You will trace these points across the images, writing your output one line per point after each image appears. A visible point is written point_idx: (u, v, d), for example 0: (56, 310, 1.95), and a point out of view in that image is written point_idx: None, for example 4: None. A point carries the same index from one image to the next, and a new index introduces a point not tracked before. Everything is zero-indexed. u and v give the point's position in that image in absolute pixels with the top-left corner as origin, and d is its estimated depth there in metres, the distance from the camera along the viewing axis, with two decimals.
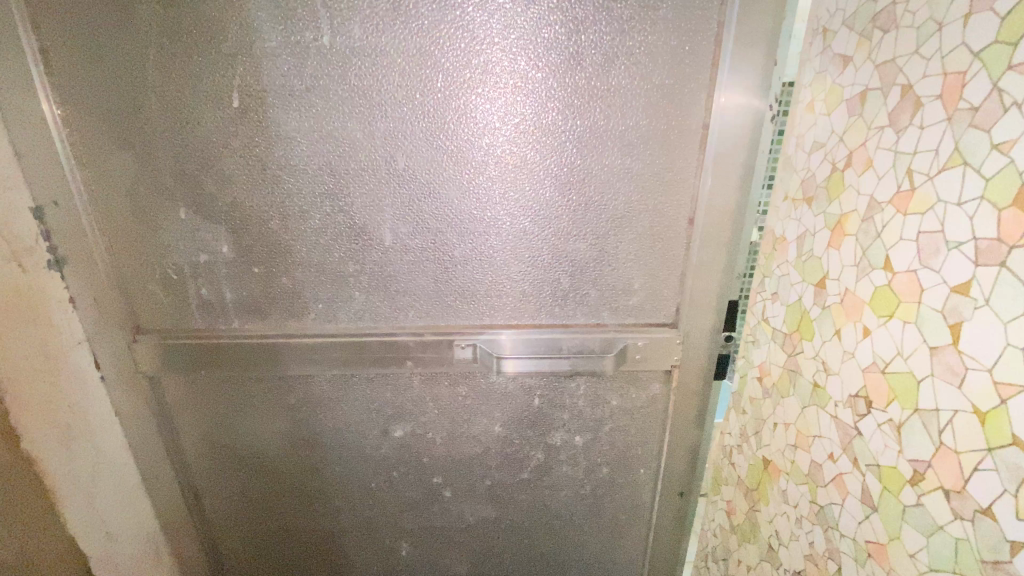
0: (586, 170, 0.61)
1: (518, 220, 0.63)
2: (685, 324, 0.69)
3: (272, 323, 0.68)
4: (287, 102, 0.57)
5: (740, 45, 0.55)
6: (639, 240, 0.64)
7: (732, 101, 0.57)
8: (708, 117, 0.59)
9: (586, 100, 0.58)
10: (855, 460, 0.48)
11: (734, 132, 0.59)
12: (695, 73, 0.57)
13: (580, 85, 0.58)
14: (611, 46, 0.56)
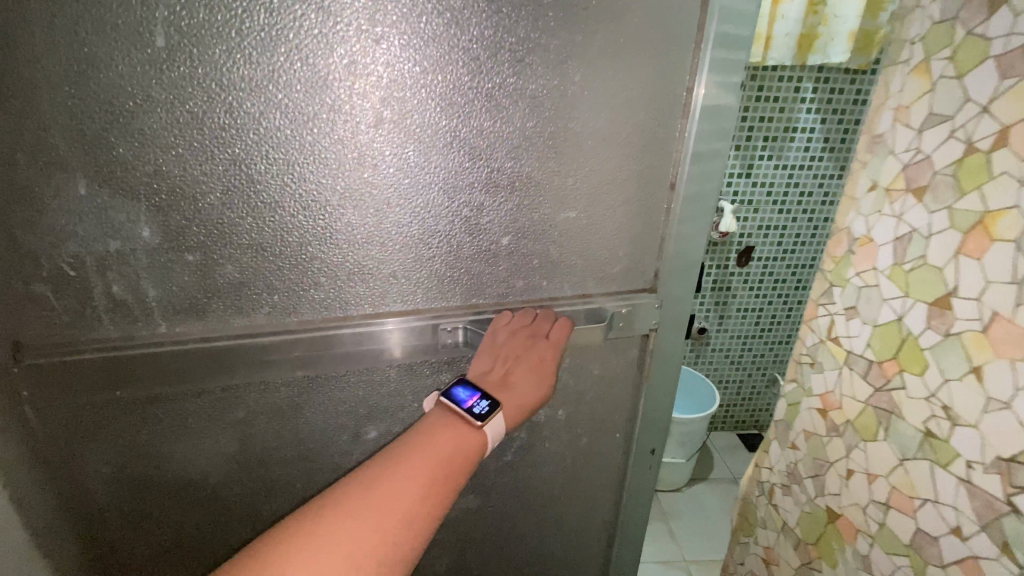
0: (578, 135, 0.58)
1: (508, 188, 0.59)
2: (665, 288, 0.70)
3: (213, 323, 0.56)
4: (234, 41, 0.46)
5: (728, 4, 0.56)
6: (625, 206, 0.64)
7: (717, 65, 0.58)
8: (693, 81, 0.59)
9: (581, 57, 0.55)
10: (1004, 543, 0.70)
11: (716, 97, 0.60)
12: (684, 30, 0.57)
13: (576, 39, 0.54)
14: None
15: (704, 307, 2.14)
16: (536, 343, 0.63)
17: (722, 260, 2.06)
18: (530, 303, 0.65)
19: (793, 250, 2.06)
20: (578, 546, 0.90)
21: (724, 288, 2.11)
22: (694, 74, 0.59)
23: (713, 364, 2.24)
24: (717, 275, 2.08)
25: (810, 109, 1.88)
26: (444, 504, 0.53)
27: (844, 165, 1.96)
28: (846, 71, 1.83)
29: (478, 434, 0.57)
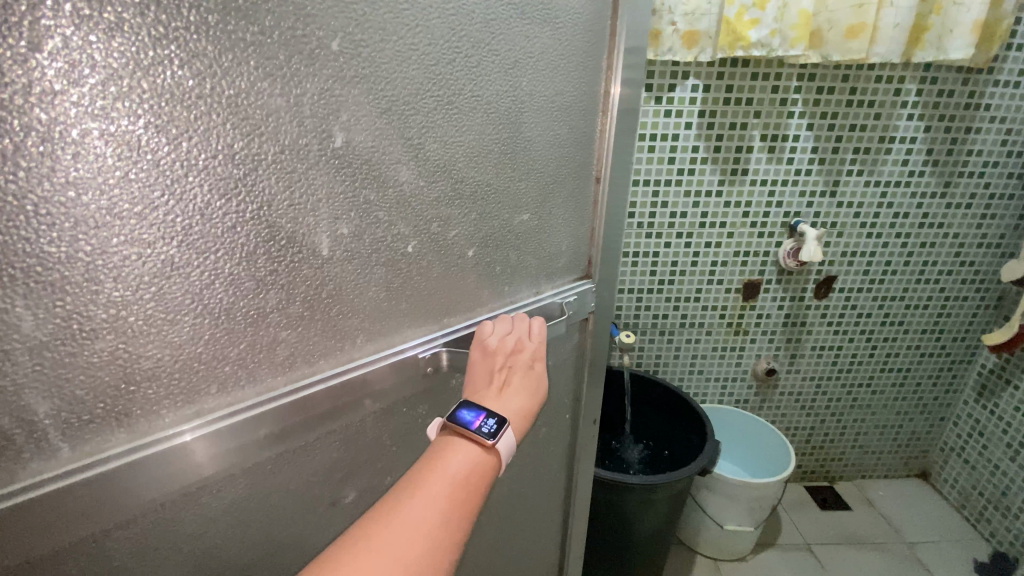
0: (527, 140, 0.60)
1: (470, 198, 0.57)
2: (599, 275, 0.76)
3: (143, 423, 0.41)
4: (155, 41, 0.34)
5: (635, 12, 0.62)
6: (565, 203, 0.68)
7: (627, 67, 0.65)
8: (609, 83, 0.65)
9: (528, 62, 0.56)
10: None
11: (630, 95, 0.66)
12: (599, 33, 0.62)
13: (522, 43, 0.55)
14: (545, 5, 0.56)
15: (773, 344, 1.67)
16: (524, 351, 0.62)
17: (795, 294, 1.59)
18: (495, 312, 0.64)
19: (881, 282, 1.59)
20: (540, 533, 0.93)
21: (796, 322, 1.63)
22: (608, 75, 0.65)
23: (782, 408, 1.77)
24: (786, 311, 1.62)
25: (911, 116, 1.38)
26: (471, 513, 0.48)
27: (950, 181, 1.46)
28: (958, 71, 1.35)
29: (490, 454, 0.52)
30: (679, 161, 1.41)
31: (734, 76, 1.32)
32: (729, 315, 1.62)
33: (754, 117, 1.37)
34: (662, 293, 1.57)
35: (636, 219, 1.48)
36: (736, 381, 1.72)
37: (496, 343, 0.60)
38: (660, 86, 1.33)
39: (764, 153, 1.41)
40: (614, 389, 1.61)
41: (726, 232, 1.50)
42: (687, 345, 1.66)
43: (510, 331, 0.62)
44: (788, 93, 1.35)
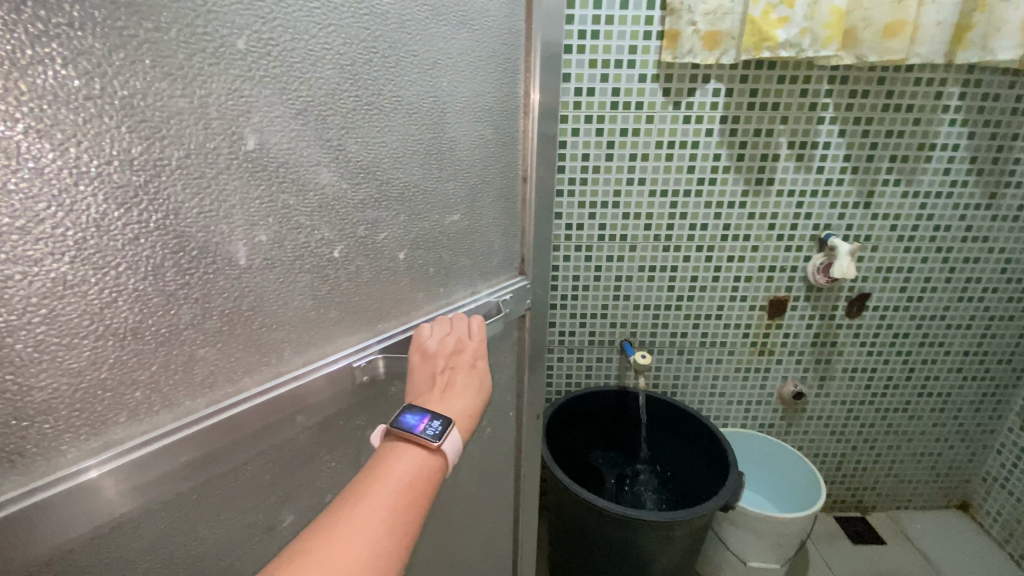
0: (451, 139, 0.60)
1: (397, 200, 0.56)
2: (532, 274, 0.77)
3: (41, 462, 0.37)
4: (32, 37, 0.31)
5: (547, 17, 0.64)
6: (493, 203, 0.69)
7: (544, 71, 0.66)
8: (528, 85, 0.67)
9: (447, 62, 0.57)
10: None
11: (549, 98, 0.68)
12: (514, 36, 0.63)
13: (440, 44, 0.55)
14: (460, 7, 0.56)
15: (802, 365, 1.47)
16: (467, 351, 0.62)
17: (824, 313, 1.41)
18: (432, 314, 0.63)
19: (920, 300, 1.40)
20: (493, 536, 0.93)
21: (826, 342, 1.45)
22: (527, 77, 0.67)
23: (807, 436, 1.58)
24: (815, 331, 1.43)
25: (953, 121, 1.21)
26: (418, 518, 0.47)
27: (996, 192, 1.28)
28: (1004, 72, 1.17)
29: (435, 456, 0.51)
30: (699, 169, 1.25)
31: (758, 79, 1.17)
32: (753, 335, 1.43)
33: (780, 124, 1.21)
34: (681, 310, 1.40)
35: (653, 232, 1.31)
36: (760, 404, 1.52)
37: (438, 343, 0.60)
38: (679, 90, 1.17)
39: (791, 162, 1.25)
40: (626, 414, 1.46)
41: (750, 244, 1.33)
42: (708, 365, 1.47)
43: (451, 330, 0.62)
44: (818, 97, 1.19)
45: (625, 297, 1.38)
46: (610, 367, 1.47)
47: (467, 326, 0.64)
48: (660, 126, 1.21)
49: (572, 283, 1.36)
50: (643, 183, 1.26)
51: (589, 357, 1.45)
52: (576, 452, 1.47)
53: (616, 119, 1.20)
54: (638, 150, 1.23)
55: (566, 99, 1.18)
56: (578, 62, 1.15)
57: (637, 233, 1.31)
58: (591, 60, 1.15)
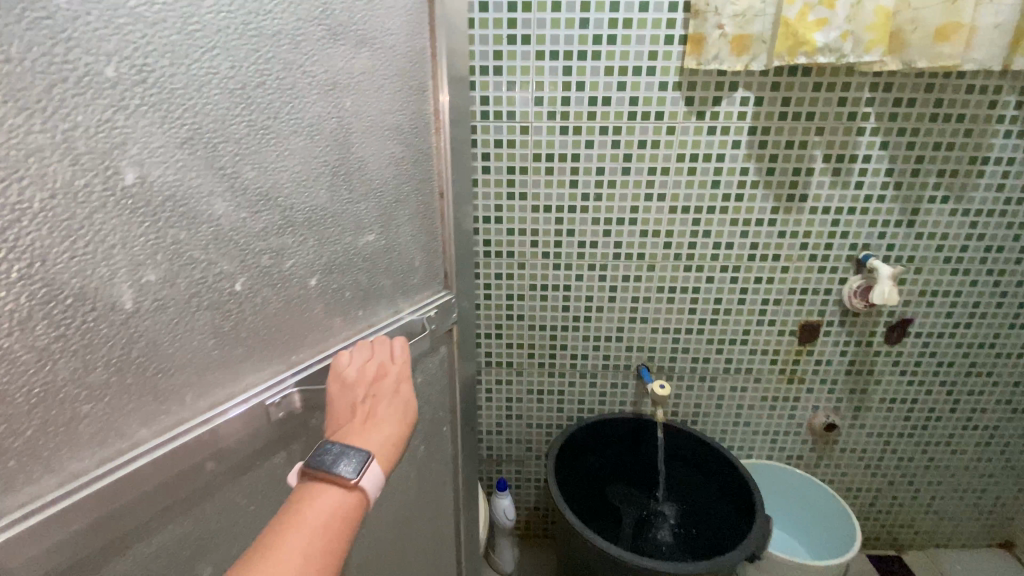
0: (359, 159, 0.58)
1: (305, 225, 0.54)
2: (458, 286, 0.77)
3: None
4: None
5: (448, 35, 0.66)
6: (410, 220, 0.68)
7: (449, 86, 0.68)
8: (437, 101, 0.67)
9: (348, 83, 0.55)
10: None
11: (455, 112, 0.70)
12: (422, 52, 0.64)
13: (339, 64, 0.54)
14: (359, 26, 0.55)
15: (835, 395, 1.35)
16: (389, 374, 0.61)
17: (861, 338, 1.28)
18: (351, 338, 0.62)
19: (967, 327, 1.26)
20: (438, 550, 0.92)
21: (862, 370, 1.31)
22: (435, 93, 0.67)
23: (837, 469, 1.44)
24: (850, 358, 1.30)
25: (1011, 133, 1.08)
26: (336, 560, 0.46)
27: None
28: None
29: (354, 493, 0.49)
30: (724, 183, 1.15)
31: (791, 87, 1.06)
32: (782, 363, 1.32)
33: (816, 134, 1.09)
34: (703, 334, 1.30)
35: (674, 251, 1.21)
36: (788, 435, 1.40)
37: (360, 373, 0.58)
38: (703, 99, 1.07)
39: (827, 177, 1.13)
40: (641, 443, 1.37)
41: (780, 266, 1.22)
42: (732, 395, 1.36)
43: (373, 357, 0.61)
44: (857, 107, 1.07)
45: (642, 318, 1.29)
46: (626, 394, 1.39)
47: (388, 349, 0.63)
48: (682, 138, 1.11)
49: (586, 302, 1.28)
50: (664, 200, 1.16)
51: (603, 383, 1.37)
52: (594, 482, 1.38)
53: (634, 131, 1.11)
54: (660, 164, 1.13)
55: (578, 109, 1.09)
56: (590, 69, 1.06)
57: (656, 253, 1.22)
58: (609, 68, 1.05)
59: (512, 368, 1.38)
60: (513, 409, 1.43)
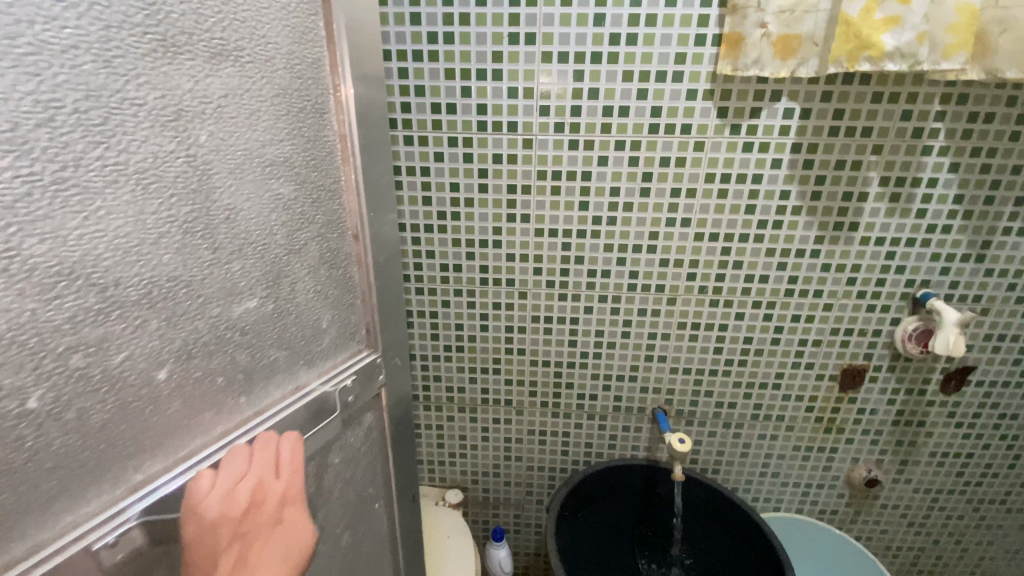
0: (227, 206, 0.47)
1: (149, 296, 0.43)
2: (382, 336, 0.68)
3: None
4: None
5: (352, 44, 0.56)
6: (312, 270, 0.58)
7: (358, 106, 0.58)
8: (342, 125, 0.57)
9: (199, 107, 0.44)
10: None
11: (368, 137, 0.60)
12: (316, 69, 0.54)
13: (180, 83, 0.42)
14: (207, 32, 0.43)
15: (878, 447, 1.41)
16: (271, 500, 0.54)
17: (913, 388, 1.33)
18: (227, 432, 0.52)
19: None
20: None
21: (912, 420, 1.37)
22: (338, 117, 0.57)
23: (880, 525, 1.51)
24: (899, 408, 1.35)
25: None
26: None
27: None
28: None
29: None
30: (762, 211, 1.18)
31: (846, 96, 1.06)
32: (819, 411, 1.37)
33: (872, 154, 1.11)
34: (729, 377, 1.35)
35: (697, 282, 1.26)
36: (821, 489, 1.46)
37: (237, 503, 0.50)
38: (738, 111, 1.09)
39: (885, 202, 1.15)
40: (653, 488, 1.43)
41: (821, 304, 1.26)
42: (759, 442, 1.42)
43: (252, 476, 0.52)
44: (925, 121, 1.08)
45: (660, 358, 1.34)
46: (638, 439, 1.44)
47: (274, 453, 0.54)
48: (712, 155, 1.14)
49: (595, 339, 1.34)
50: (688, 224, 1.20)
51: (613, 426, 1.42)
52: (596, 530, 1.44)
53: (655, 147, 1.14)
54: (683, 185, 1.17)
55: (590, 120, 1.12)
56: (607, 74, 1.08)
57: (678, 285, 1.26)
58: (627, 72, 1.08)
59: (511, 407, 1.43)
60: (510, 450, 1.47)
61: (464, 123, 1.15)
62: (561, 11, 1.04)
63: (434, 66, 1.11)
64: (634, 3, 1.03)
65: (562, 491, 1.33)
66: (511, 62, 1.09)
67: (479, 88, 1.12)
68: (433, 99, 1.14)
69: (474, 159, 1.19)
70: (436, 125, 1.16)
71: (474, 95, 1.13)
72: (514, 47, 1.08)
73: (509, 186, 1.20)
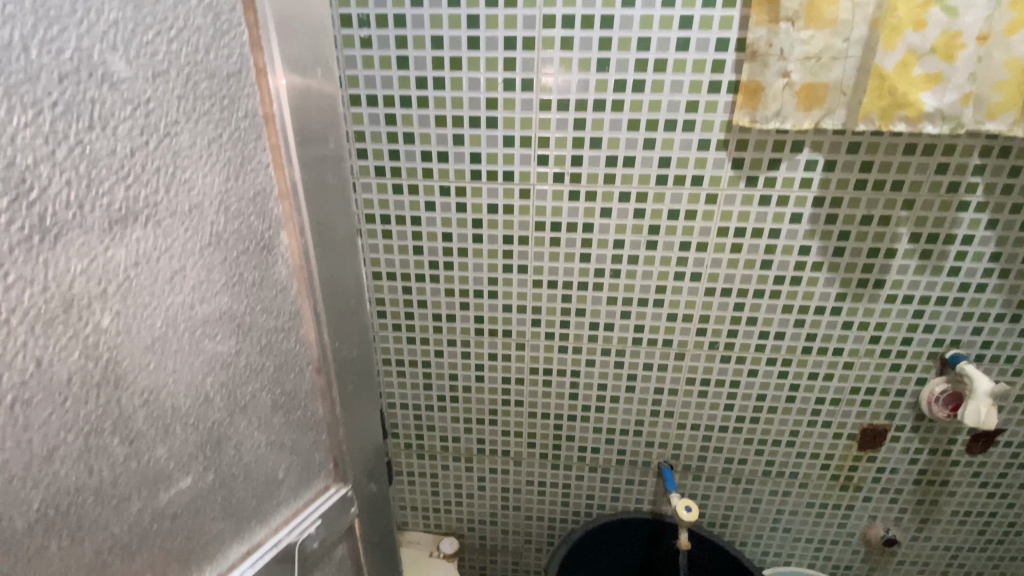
0: (155, 386, 0.43)
1: (57, 509, 0.38)
2: (348, 457, 0.63)
3: None
4: None
5: (309, 170, 0.48)
6: (262, 418, 0.53)
7: (318, 234, 0.51)
8: (297, 258, 0.51)
9: (99, 288, 0.37)
10: None
11: (330, 263, 0.53)
12: (265, 204, 0.47)
13: (70, 267, 0.35)
14: (103, 199, 0.36)
15: (897, 504, 1.33)
16: None
17: (938, 447, 1.25)
18: None
19: None
20: None
21: (934, 479, 1.30)
22: (293, 249, 0.51)
23: None
24: (921, 467, 1.28)
25: None
26: None
27: None
28: None
29: None
30: (778, 266, 1.09)
31: (874, 148, 0.97)
32: (835, 469, 1.30)
33: (901, 210, 1.02)
34: (740, 433, 1.28)
35: (707, 337, 1.18)
36: (836, 545, 1.39)
37: None
38: (755, 163, 1.01)
39: (914, 259, 1.07)
40: (657, 542, 1.37)
41: (841, 361, 1.18)
42: (770, 498, 1.34)
43: None
44: (962, 175, 0.99)
45: (666, 413, 1.27)
46: (643, 492, 1.37)
47: None
48: (726, 208, 1.05)
49: (597, 393, 1.26)
50: (698, 278, 1.12)
51: (616, 479, 1.36)
52: None
53: (663, 199, 1.05)
54: (693, 239, 1.09)
55: (592, 171, 1.05)
56: (610, 123, 1.00)
57: (686, 339, 1.19)
58: (632, 120, 0.99)
59: (509, 458, 1.37)
60: (508, 500, 1.42)
61: (457, 171, 1.08)
62: (561, 56, 0.96)
63: (424, 113, 1.03)
64: (641, 48, 0.94)
65: (563, 546, 1.27)
66: (506, 109, 1.02)
67: (474, 135, 1.04)
68: (424, 147, 1.06)
69: (468, 209, 1.11)
70: (427, 173, 1.09)
71: (467, 143, 1.05)
72: (510, 94, 1.00)
73: (505, 237, 1.13)
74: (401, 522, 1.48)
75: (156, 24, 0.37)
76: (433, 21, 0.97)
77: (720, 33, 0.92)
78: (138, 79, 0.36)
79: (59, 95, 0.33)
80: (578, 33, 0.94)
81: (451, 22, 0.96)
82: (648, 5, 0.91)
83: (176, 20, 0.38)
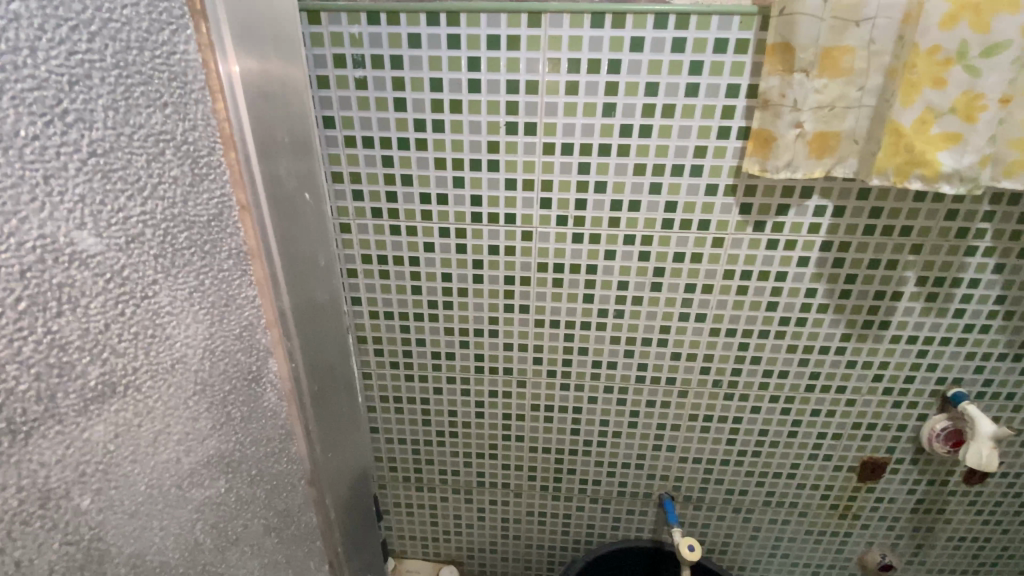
0: (142, 549, 0.38)
1: None
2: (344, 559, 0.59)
3: None
4: None
5: (295, 291, 0.46)
6: (256, 549, 0.48)
7: (307, 353, 0.49)
8: (287, 382, 0.47)
9: (76, 473, 0.33)
10: None
11: (319, 374, 0.51)
12: (253, 336, 0.44)
13: (44, 463, 0.31)
14: (77, 381, 0.32)
15: (894, 531, 1.34)
16: None
17: (936, 478, 1.26)
18: None
19: None
20: None
21: (931, 508, 1.30)
22: (282, 373, 0.47)
23: None
24: (918, 497, 1.28)
25: None
26: None
27: None
28: None
29: None
30: (784, 307, 1.07)
31: (884, 194, 0.94)
32: (834, 499, 1.30)
33: (909, 254, 1.00)
34: (741, 466, 1.27)
35: (711, 376, 1.16)
36: (833, 569, 1.40)
37: None
38: (763, 207, 0.97)
39: (921, 301, 1.04)
40: (658, 570, 1.37)
41: (844, 398, 1.17)
42: (770, 526, 1.34)
43: None
44: (972, 221, 0.96)
45: (668, 447, 1.26)
46: (643, 521, 1.37)
47: None
48: (734, 251, 1.02)
49: (599, 428, 1.25)
50: (703, 319, 1.10)
51: (617, 509, 1.35)
52: None
53: (669, 242, 1.02)
54: (699, 281, 1.06)
55: (597, 214, 1.00)
56: (616, 167, 0.96)
57: (690, 377, 1.17)
58: (639, 165, 0.95)
59: (509, 489, 1.36)
60: (508, 529, 1.41)
61: (456, 213, 1.03)
62: (566, 101, 0.92)
63: (422, 155, 0.98)
64: (649, 93, 0.90)
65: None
66: (508, 153, 0.97)
67: (474, 178, 1.00)
68: (423, 189, 1.01)
69: (468, 250, 1.07)
70: (425, 215, 1.04)
71: (467, 186, 1.00)
72: (512, 137, 0.95)
73: (506, 278, 1.09)
74: (399, 550, 1.48)
75: (128, 187, 0.33)
76: (432, 62, 0.91)
77: (731, 78, 0.88)
78: (110, 250, 0.32)
79: (21, 290, 0.28)
80: (584, 77, 0.89)
81: (451, 64, 0.91)
82: (657, 49, 0.87)
83: (151, 176, 0.34)
